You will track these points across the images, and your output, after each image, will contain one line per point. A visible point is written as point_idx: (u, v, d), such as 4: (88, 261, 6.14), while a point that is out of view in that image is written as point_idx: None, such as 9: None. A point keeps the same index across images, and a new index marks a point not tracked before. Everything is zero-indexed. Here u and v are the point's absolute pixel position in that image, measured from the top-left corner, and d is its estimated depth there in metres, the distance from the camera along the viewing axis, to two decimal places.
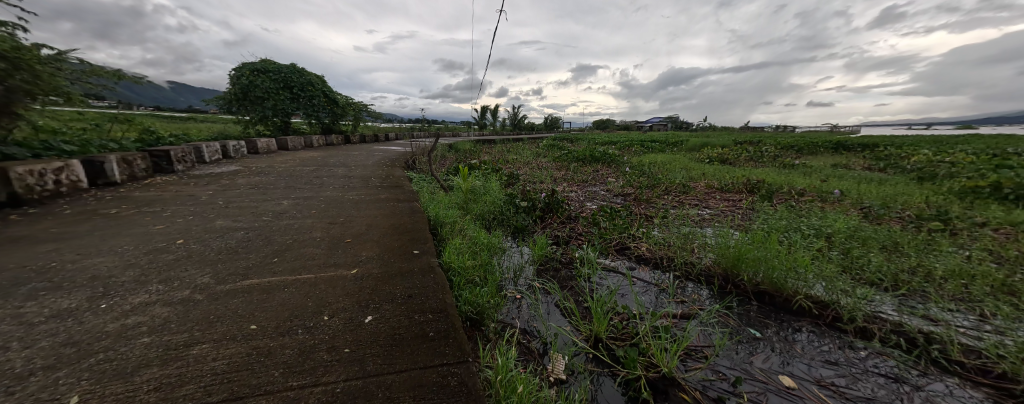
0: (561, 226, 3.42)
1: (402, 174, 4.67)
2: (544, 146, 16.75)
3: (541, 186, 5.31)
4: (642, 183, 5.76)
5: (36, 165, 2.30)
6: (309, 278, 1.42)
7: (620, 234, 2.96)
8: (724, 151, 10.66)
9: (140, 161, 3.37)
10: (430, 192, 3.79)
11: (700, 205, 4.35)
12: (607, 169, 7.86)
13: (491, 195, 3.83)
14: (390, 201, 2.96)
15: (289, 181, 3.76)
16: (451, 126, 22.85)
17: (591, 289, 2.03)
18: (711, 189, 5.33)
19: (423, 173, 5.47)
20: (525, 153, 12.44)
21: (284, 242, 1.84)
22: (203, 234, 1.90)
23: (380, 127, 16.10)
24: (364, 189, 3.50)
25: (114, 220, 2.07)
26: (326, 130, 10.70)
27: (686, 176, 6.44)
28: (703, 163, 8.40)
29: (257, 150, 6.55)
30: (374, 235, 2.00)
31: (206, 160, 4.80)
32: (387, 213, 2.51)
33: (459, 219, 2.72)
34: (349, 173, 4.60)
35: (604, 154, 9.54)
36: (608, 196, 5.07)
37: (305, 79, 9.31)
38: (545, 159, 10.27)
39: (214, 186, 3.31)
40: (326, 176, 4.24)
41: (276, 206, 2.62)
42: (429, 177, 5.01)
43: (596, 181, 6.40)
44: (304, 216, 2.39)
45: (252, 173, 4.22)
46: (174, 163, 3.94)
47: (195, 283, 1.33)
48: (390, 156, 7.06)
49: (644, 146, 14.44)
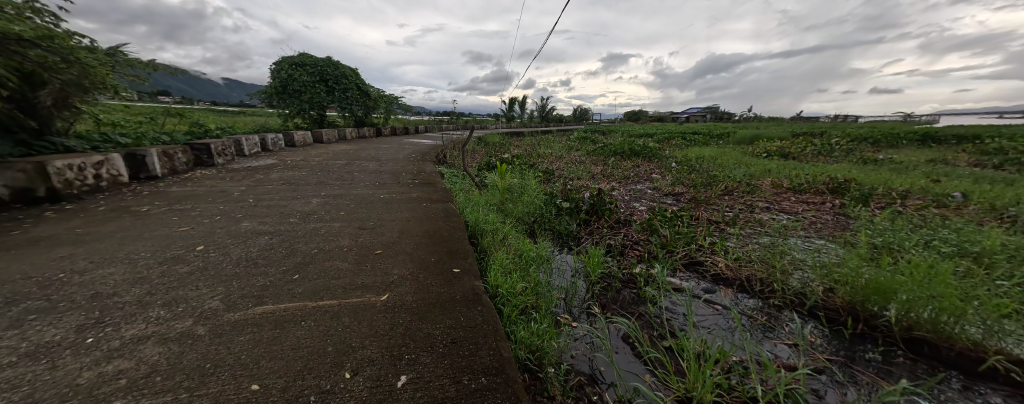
0: (611, 232, 3.00)
1: (433, 170, 4.45)
2: (575, 138, 16.11)
3: (579, 184, 4.89)
4: (694, 181, 5.13)
5: (75, 159, 2.28)
6: (330, 307, 1.15)
7: (686, 246, 2.50)
8: (784, 144, 9.50)
9: (181, 154, 3.39)
10: (464, 190, 3.54)
11: (771, 210, 3.73)
12: (650, 165, 7.23)
13: (529, 195, 3.50)
14: (423, 201, 2.72)
15: (322, 177, 3.66)
16: (480, 118, 22.74)
17: (668, 322, 1.64)
18: (781, 190, 4.61)
19: (455, 168, 5.25)
20: (556, 146, 11.92)
21: (308, 252, 1.62)
22: (226, 240, 1.72)
23: (409, 119, 16.20)
24: (396, 187, 3.28)
25: (141, 219, 1.96)
26: (359, 122, 10.84)
27: (745, 172, 5.70)
28: (761, 157, 7.47)
29: (294, 143, 6.65)
30: (406, 246, 1.72)
31: (245, 153, 4.87)
32: (421, 217, 2.25)
33: (499, 225, 2.42)
34: (380, 167, 4.46)
35: (644, 147, 8.85)
36: (657, 196, 4.55)
37: (340, 72, 9.41)
38: (579, 153, 9.71)
39: (248, 181, 3.25)
40: (358, 171, 4.12)
41: (307, 205, 2.46)
42: (461, 173, 4.77)
43: (639, 179, 5.84)
44: (334, 217, 2.19)
45: (287, 167, 4.18)
46: (213, 157, 3.97)
47: (200, 310, 1.10)
48: (421, 150, 6.92)
49: (685, 138, 13.35)
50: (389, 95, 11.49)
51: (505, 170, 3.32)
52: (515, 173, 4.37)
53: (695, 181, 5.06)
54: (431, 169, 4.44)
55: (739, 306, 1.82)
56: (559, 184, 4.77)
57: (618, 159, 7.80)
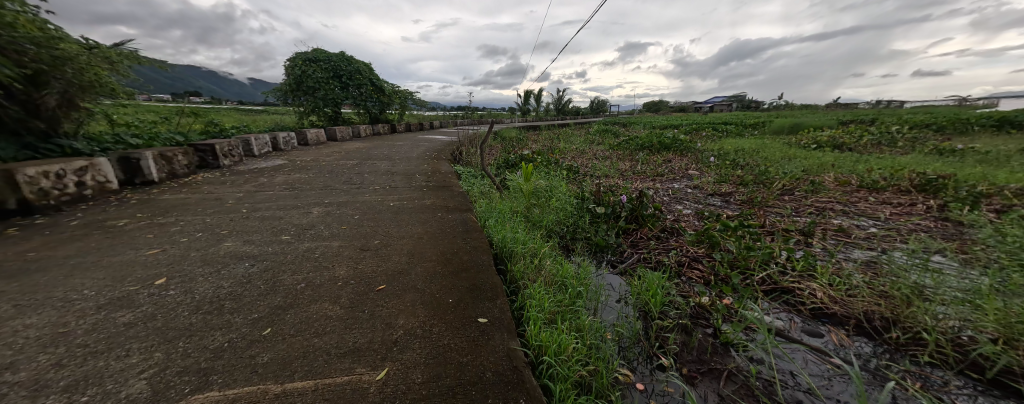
0: (660, 245, 2.53)
1: (449, 170, 4.10)
2: (595, 131, 15.39)
3: (609, 184, 4.40)
4: (740, 179, 4.53)
5: (52, 165, 2.02)
6: (300, 396, 0.77)
7: (764, 267, 2.01)
8: (835, 133, 8.54)
9: (181, 156, 3.15)
10: (484, 194, 3.16)
11: (845, 214, 3.15)
12: (683, 159, 6.60)
13: (558, 199, 3.08)
14: (439, 209, 2.36)
15: (330, 179, 3.36)
16: (495, 112, 22.29)
17: (775, 387, 1.18)
18: (849, 188, 3.95)
19: (471, 166, 4.88)
20: (576, 140, 11.34)
21: (294, 287, 1.26)
22: (198, 267, 1.39)
23: (424, 114, 15.94)
24: (409, 191, 2.94)
25: (111, 237, 1.67)
26: (374, 119, 10.64)
27: (798, 167, 5.01)
28: (812, 150, 6.67)
29: (307, 141, 6.47)
30: (417, 280, 1.34)
31: (255, 153, 4.66)
32: (437, 232, 1.88)
33: (529, 238, 2.03)
34: (393, 167, 4.14)
35: (674, 139, 8.17)
36: (700, 197, 4.01)
37: (354, 67, 9.20)
38: (601, 148, 9.11)
39: (250, 185, 2.98)
40: (369, 173, 3.80)
41: (306, 216, 2.14)
42: (478, 173, 4.38)
43: (673, 176, 5.26)
44: (336, 232, 1.86)
45: (295, 168, 3.93)
46: (219, 158, 3.76)
47: (111, 401, 0.74)
48: (437, 147, 6.59)
49: (716, 129, 12.43)
50: (403, 90, 11.23)
51: (531, 170, 2.91)
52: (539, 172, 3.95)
53: (743, 179, 4.44)
54: (446, 169, 4.09)
55: (862, 359, 1.34)
56: (587, 185, 4.29)
57: (646, 154, 7.18)
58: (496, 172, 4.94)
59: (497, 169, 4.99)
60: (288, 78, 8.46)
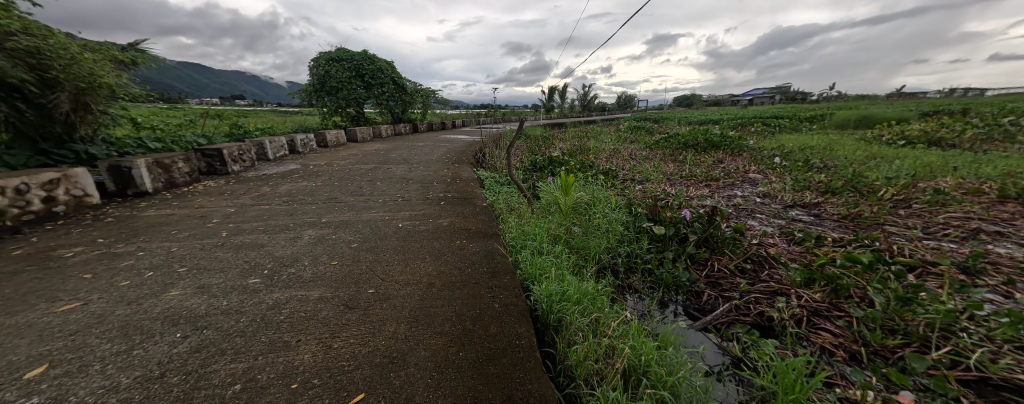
0: (754, 283, 1.87)
1: (471, 176, 3.62)
2: (626, 128, 14.43)
3: (658, 192, 3.72)
4: (824, 186, 3.68)
5: (10, 179, 1.72)
6: None
7: (948, 336, 1.30)
8: (924, 127, 7.17)
9: (182, 163, 2.88)
10: (513, 212, 2.64)
11: (1006, 237, 2.29)
12: (736, 160, 5.73)
13: (603, 215, 2.48)
14: (458, 235, 1.87)
15: (338, 189, 2.97)
16: (518, 110, 21.73)
17: None
18: (985, 199, 3.02)
19: (496, 172, 4.38)
20: (606, 138, 10.55)
21: (221, 394, 0.78)
22: (108, 340, 0.95)
23: (447, 114, 15.73)
24: (424, 205, 2.48)
25: (40, 275, 1.30)
26: (396, 119, 10.45)
27: (897, 170, 4.04)
28: (902, 148, 5.54)
29: (327, 143, 6.27)
30: (416, 383, 0.82)
31: (270, 157, 4.44)
32: (454, 277, 1.37)
33: (580, 282, 1.48)
34: (409, 173, 3.73)
35: (723, 136, 7.23)
36: (776, 209, 3.25)
37: (376, 66, 9.01)
38: (635, 147, 8.33)
39: (248, 196, 2.65)
40: (382, 180, 3.39)
41: (295, 243, 1.70)
42: (504, 181, 3.87)
43: (732, 182, 4.46)
44: (323, 273, 1.41)
45: (305, 175, 3.62)
46: (227, 164, 3.52)
47: None
48: (458, 148, 6.17)
49: (765, 124, 11.14)
50: (426, 88, 10.96)
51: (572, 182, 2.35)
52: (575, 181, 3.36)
53: (829, 186, 3.59)
54: (468, 176, 3.62)
55: None
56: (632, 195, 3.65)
57: (691, 155, 6.33)
58: (524, 178, 4.40)
59: (525, 175, 4.46)
60: (312, 79, 8.40)
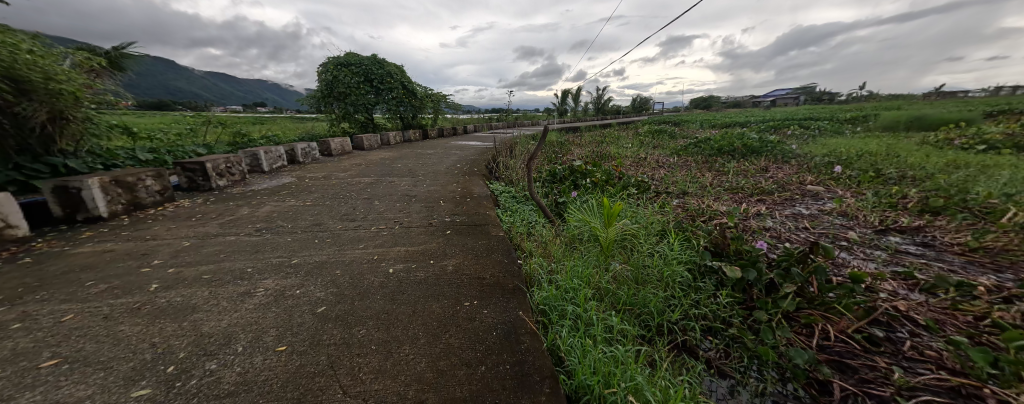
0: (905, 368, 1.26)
1: (483, 194, 3.12)
2: (645, 132, 13.72)
3: (706, 213, 3.12)
4: (915, 206, 2.99)
5: None
6: None
7: None
8: (1003, 129, 6.21)
9: (151, 180, 2.50)
10: (537, 246, 2.11)
11: None
12: (784, 169, 5.05)
13: (655, 249, 1.92)
14: (467, 292, 1.34)
15: (326, 210, 2.52)
16: (531, 114, 21.26)
17: None
18: None
19: (511, 186, 3.87)
20: (626, 143, 9.93)
21: None
22: None
23: (458, 119, 15.41)
24: (426, 236, 1.98)
25: None
26: (406, 125, 10.15)
27: (1003, 183, 3.29)
28: (988, 154, 4.71)
29: (330, 152, 5.94)
30: None
31: (265, 169, 4.10)
32: (460, 389, 0.84)
33: (662, 389, 0.92)
34: (412, 189, 3.27)
35: (761, 141, 6.52)
36: (864, 236, 2.60)
37: (385, 71, 8.73)
38: (660, 153, 7.68)
39: (220, 221, 2.23)
40: (380, 199, 2.93)
41: (238, 305, 1.21)
42: (522, 199, 3.36)
43: (787, 197, 3.79)
44: (256, 373, 0.89)
45: (297, 190, 3.21)
46: (212, 179, 3.15)
47: None
48: (469, 156, 5.72)
49: (801, 127, 10.24)
50: (437, 93, 10.64)
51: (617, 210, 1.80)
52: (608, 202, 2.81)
53: (924, 206, 2.90)
54: (480, 193, 3.12)
55: None
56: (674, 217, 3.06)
57: (727, 163, 5.66)
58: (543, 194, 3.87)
59: (544, 190, 3.93)
60: (321, 85, 8.21)
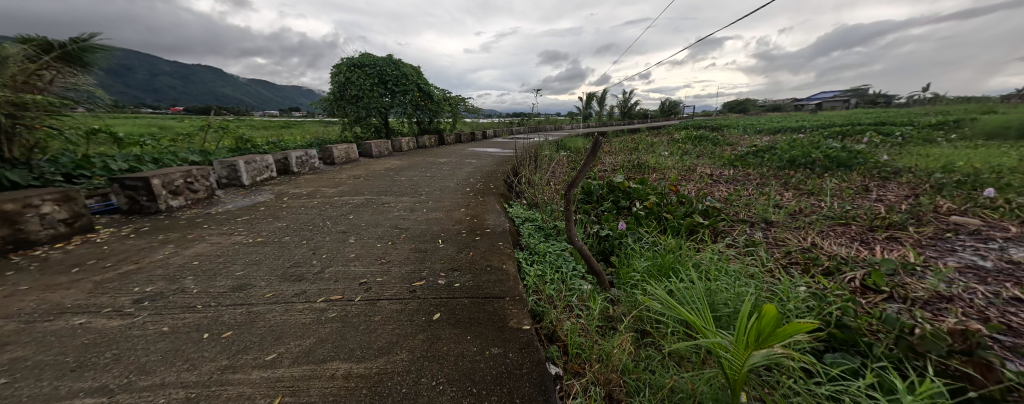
0: None
1: (499, 229, 2.26)
2: (682, 138, 12.42)
3: (827, 267, 2.09)
4: None
5: None
6: None
7: None
8: None
9: (49, 207, 1.85)
10: (589, 348, 1.21)
11: None
12: (893, 191, 3.85)
13: (847, 388, 0.93)
14: None
15: (274, 257, 1.75)
16: (554, 118, 20.33)
17: None
18: None
19: (536, 211, 3.01)
20: (664, 151, 8.80)
21: None
22: None
23: (478, 124, 14.82)
24: (394, 332, 1.12)
25: None
26: (422, 130, 9.57)
27: None
28: None
29: (333, 160, 5.37)
30: None
31: (244, 182, 3.49)
32: None
33: None
34: (406, 217, 2.49)
35: (845, 151, 5.26)
36: None
37: (401, 72, 8.16)
38: (709, 164, 6.55)
39: (107, 275, 1.50)
40: (358, 233, 2.15)
41: None
42: (553, 237, 2.50)
43: (935, 236, 2.63)
44: None
45: (262, 216, 2.52)
46: (159, 200, 2.50)
47: None
48: (486, 167, 4.92)
49: (879, 134, 8.63)
50: (455, 96, 10.00)
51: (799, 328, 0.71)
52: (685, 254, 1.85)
53: None
54: (493, 228, 2.27)
55: None
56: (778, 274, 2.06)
57: (807, 180, 4.49)
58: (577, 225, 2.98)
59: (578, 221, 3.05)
60: (335, 88, 7.78)
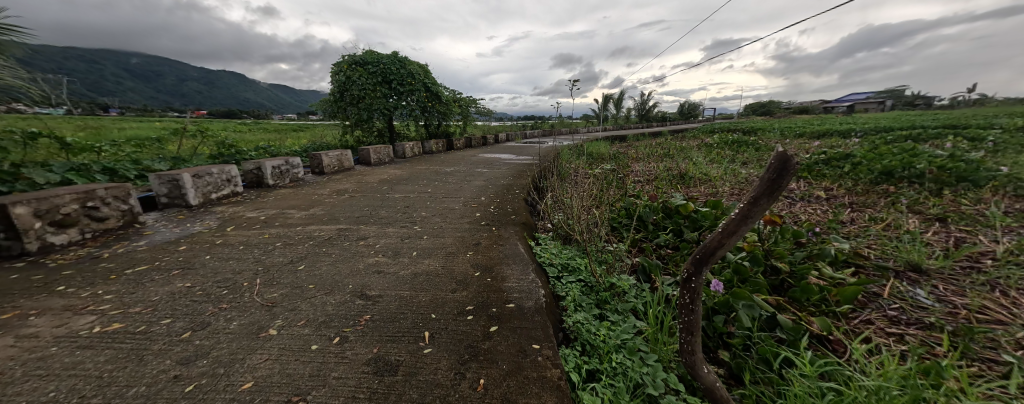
0: None
1: (528, 303, 1.34)
2: (715, 142, 11.23)
3: None
4: None
5: None
6: None
7: None
8: None
9: None
10: None
11: None
12: None
13: None
14: None
15: (88, 387, 0.87)
16: (570, 122, 19.37)
17: None
18: None
19: (576, 254, 2.09)
20: (701, 157, 7.75)
21: None
22: None
23: (491, 127, 14.04)
24: None
25: None
26: (430, 134, 8.81)
27: None
28: None
29: (322, 170, 4.60)
30: None
31: (192, 202, 2.72)
32: None
33: None
34: (383, 273, 1.61)
35: (959, 161, 4.11)
36: None
37: (407, 70, 7.41)
38: (766, 175, 5.48)
39: None
40: (290, 311, 1.27)
41: None
42: (612, 309, 1.56)
43: None
44: None
45: (170, 262, 1.69)
46: (30, 237, 1.72)
47: None
48: (501, 180, 4.04)
49: (967, 137, 7.25)
50: (466, 97, 9.21)
51: None
52: (929, 395, 0.88)
53: None
54: (519, 303, 1.35)
55: None
56: None
57: (923, 201, 3.40)
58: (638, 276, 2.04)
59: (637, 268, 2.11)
60: (335, 88, 7.11)
